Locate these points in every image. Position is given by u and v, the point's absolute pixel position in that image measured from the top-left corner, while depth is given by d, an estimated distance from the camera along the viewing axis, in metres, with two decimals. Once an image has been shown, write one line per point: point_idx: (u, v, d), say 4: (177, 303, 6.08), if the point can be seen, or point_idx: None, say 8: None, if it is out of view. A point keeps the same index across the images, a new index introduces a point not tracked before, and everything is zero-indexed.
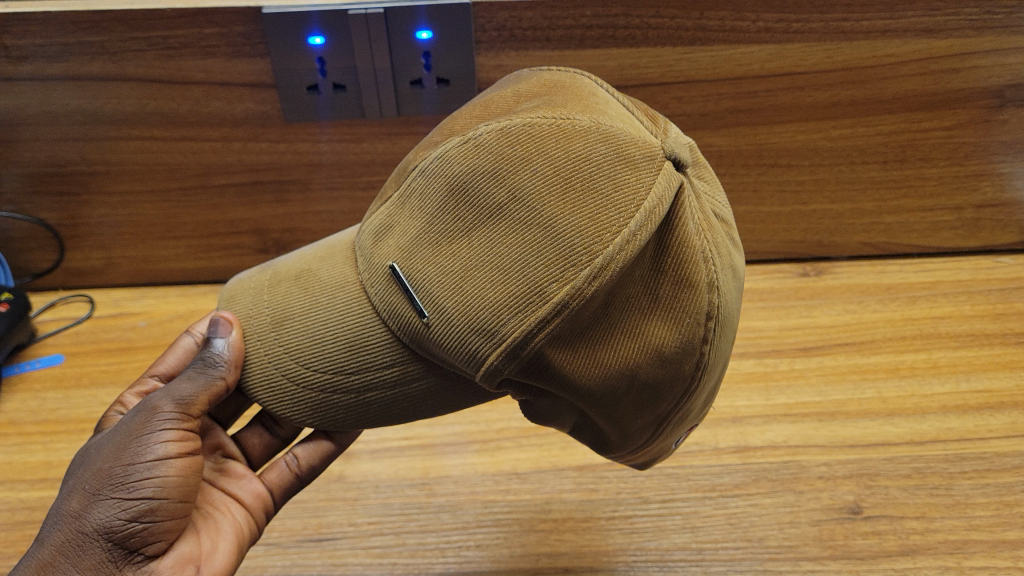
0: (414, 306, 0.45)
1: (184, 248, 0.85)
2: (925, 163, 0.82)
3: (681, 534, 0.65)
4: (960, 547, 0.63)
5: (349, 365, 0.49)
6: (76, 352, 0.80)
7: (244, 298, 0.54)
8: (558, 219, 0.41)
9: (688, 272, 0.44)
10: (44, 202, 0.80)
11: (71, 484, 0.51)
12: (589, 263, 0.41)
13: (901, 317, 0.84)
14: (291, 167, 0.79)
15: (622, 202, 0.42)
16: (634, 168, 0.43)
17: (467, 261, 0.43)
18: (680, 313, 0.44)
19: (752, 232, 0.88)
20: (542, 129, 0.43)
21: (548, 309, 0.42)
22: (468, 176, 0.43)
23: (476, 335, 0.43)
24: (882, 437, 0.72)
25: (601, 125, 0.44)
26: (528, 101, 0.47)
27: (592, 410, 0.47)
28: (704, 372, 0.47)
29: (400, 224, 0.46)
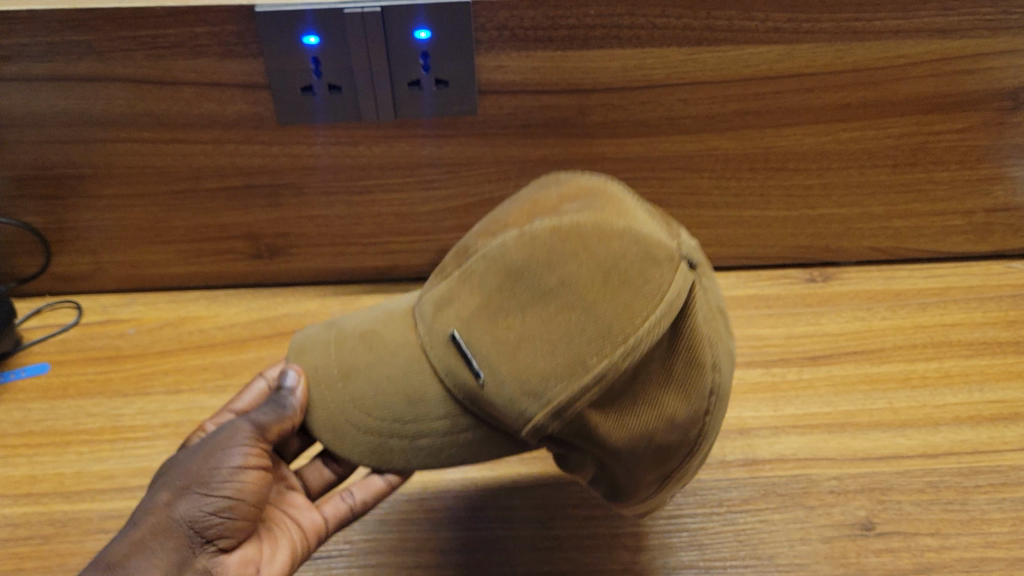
0: (471, 366, 0.48)
1: (175, 253, 0.82)
2: (936, 167, 0.80)
3: (688, 552, 0.63)
4: (976, 565, 0.61)
5: (402, 416, 0.51)
6: (63, 360, 0.77)
7: (311, 350, 0.55)
8: (599, 303, 0.45)
9: (700, 353, 0.47)
10: (30, 205, 0.77)
11: (158, 486, 0.52)
12: (624, 343, 0.45)
13: (912, 325, 0.81)
14: (285, 171, 0.76)
15: (655, 291, 0.46)
16: (664, 262, 0.47)
17: (521, 334, 0.46)
18: (693, 385, 0.47)
19: (758, 237, 0.85)
20: (589, 226, 0.47)
21: (586, 381, 0.45)
22: (524, 262, 0.47)
23: (525, 396, 0.46)
24: (893, 450, 0.70)
25: (637, 222, 0.48)
26: (575, 196, 0.51)
27: (616, 468, 0.50)
28: (710, 440, 0.50)
29: (461, 298, 0.49)
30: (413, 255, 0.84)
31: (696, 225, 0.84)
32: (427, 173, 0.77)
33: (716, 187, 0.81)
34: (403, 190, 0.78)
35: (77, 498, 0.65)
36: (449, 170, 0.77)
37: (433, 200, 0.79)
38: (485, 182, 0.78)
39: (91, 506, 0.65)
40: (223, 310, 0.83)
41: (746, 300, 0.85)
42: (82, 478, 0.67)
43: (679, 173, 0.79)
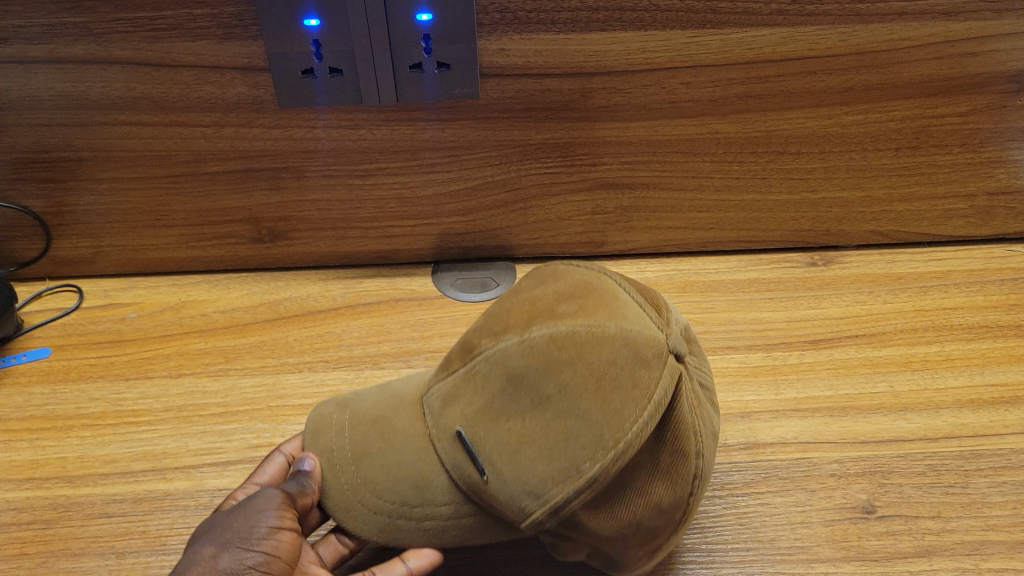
0: (476, 465, 0.50)
1: (175, 237, 0.82)
2: (938, 150, 0.80)
3: (690, 535, 0.63)
4: (977, 548, 0.61)
5: (412, 499, 0.52)
6: (64, 345, 0.77)
7: (325, 430, 0.57)
8: (591, 411, 0.48)
9: (680, 444, 0.50)
10: (29, 189, 0.77)
11: (192, 553, 0.50)
12: (613, 447, 0.47)
13: (913, 309, 0.82)
14: (286, 154, 0.76)
15: (641, 398, 0.48)
16: (650, 365, 0.49)
17: (520, 437, 0.49)
18: (675, 475, 0.50)
19: (760, 221, 0.85)
20: (582, 334, 0.49)
21: (581, 484, 0.47)
22: (523, 368, 0.49)
23: (526, 495, 0.48)
24: (895, 433, 0.70)
25: (625, 329, 0.50)
26: (567, 299, 0.52)
27: (603, 544, 0.53)
28: (690, 515, 0.53)
29: (467, 396, 0.51)
30: (414, 239, 0.84)
31: (697, 209, 0.84)
32: (429, 156, 0.77)
33: (718, 171, 0.81)
34: (404, 174, 0.78)
35: (80, 482, 0.65)
36: (451, 153, 0.77)
37: (434, 183, 0.79)
38: (486, 165, 0.78)
39: (94, 490, 0.65)
40: (224, 294, 0.83)
41: (747, 284, 0.85)
42: (85, 463, 0.67)
43: (680, 156, 0.79)
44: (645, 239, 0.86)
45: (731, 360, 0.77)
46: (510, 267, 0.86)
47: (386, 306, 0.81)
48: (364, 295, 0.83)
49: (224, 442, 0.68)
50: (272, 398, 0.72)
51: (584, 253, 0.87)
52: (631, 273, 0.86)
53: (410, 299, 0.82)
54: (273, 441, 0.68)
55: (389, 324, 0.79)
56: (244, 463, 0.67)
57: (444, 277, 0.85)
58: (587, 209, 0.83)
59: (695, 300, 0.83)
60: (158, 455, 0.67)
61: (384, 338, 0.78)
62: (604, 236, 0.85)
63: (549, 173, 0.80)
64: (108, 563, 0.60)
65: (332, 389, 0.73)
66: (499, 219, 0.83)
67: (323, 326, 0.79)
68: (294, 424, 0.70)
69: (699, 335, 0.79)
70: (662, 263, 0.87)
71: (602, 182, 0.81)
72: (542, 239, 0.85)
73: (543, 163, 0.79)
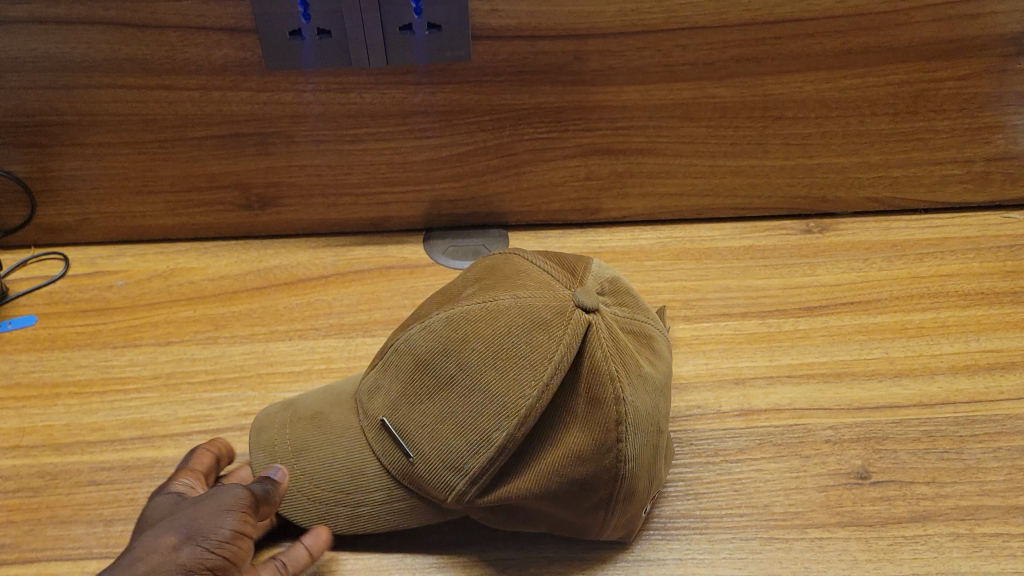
0: (401, 449, 0.54)
1: (162, 203, 0.80)
2: (936, 115, 0.79)
3: (684, 501, 0.63)
4: (972, 513, 0.61)
5: (347, 485, 0.56)
6: (51, 313, 0.76)
7: (269, 430, 0.61)
8: (490, 382, 0.51)
9: (592, 392, 0.51)
10: (13, 153, 0.75)
11: (140, 541, 0.48)
12: (516, 413, 0.50)
13: (909, 275, 0.81)
14: (275, 119, 0.75)
15: (538, 360, 0.50)
16: (546, 329, 0.51)
17: (433, 417, 0.52)
18: (590, 420, 0.51)
19: (755, 187, 0.84)
20: (472, 315, 0.53)
21: (491, 451, 0.50)
22: (429, 354, 0.54)
23: (448, 471, 0.52)
24: (889, 399, 0.70)
25: (520, 300, 0.53)
26: (472, 287, 0.57)
27: (544, 506, 0.54)
28: (635, 467, 0.52)
29: (386, 386, 0.56)
30: (405, 205, 0.83)
31: (692, 174, 0.82)
32: (420, 121, 0.76)
33: (713, 136, 0.79)
34: (395, 139, 0.77)
35: (67, 451, 0.65)
36: (442, 118, 0.76)
37: (425, 149, 0.78)
38: (478, 130, 0.77)
39: (82, 458, 0.64)
40: (212, 262, 0.82)
41: (742, 251, 0.84)
42: (72, 430, 0.66)
43: (675, 122, 0.78)
44: (639, 206, 0.85)
45: (726, 328, 0.76)
46: (503, 235, 0.85)
47: (377, 273, 0.80)
48: (355, 262, 0.82)
49: (213, 410, 0.68)
50: (261, 365, 0.71)
51: (577, 220, 0.86)
52: (625, 240, 0.85)
53: (402, 266, 0.81)
54: (263, 408, 0.68)
55: (379, 292, 0.78)
56: (233, 430, 0.66)
57: (436, 245, 0.84)
58: (580, 175, 0.82)
59: (690, 268, 0.82)
60: (147, 423, 0.67)
61: (375, 306, 0.77)
62: (598, 203, 0.84)
63: (542, 138, 0.78)
64: (96, 531, 0.59)
65: (323, 357, 0.72)
66: (491, 185, 0.82)
67: (313, 294, 0.78)
68: (283, 391, 0.69)
69: (693, 302, 0.78)
70: (656, 231, 0.86)
71: (595, 147, 0.80)
72: (535, 206, 0.84)
73: (535, 128, 0.78)
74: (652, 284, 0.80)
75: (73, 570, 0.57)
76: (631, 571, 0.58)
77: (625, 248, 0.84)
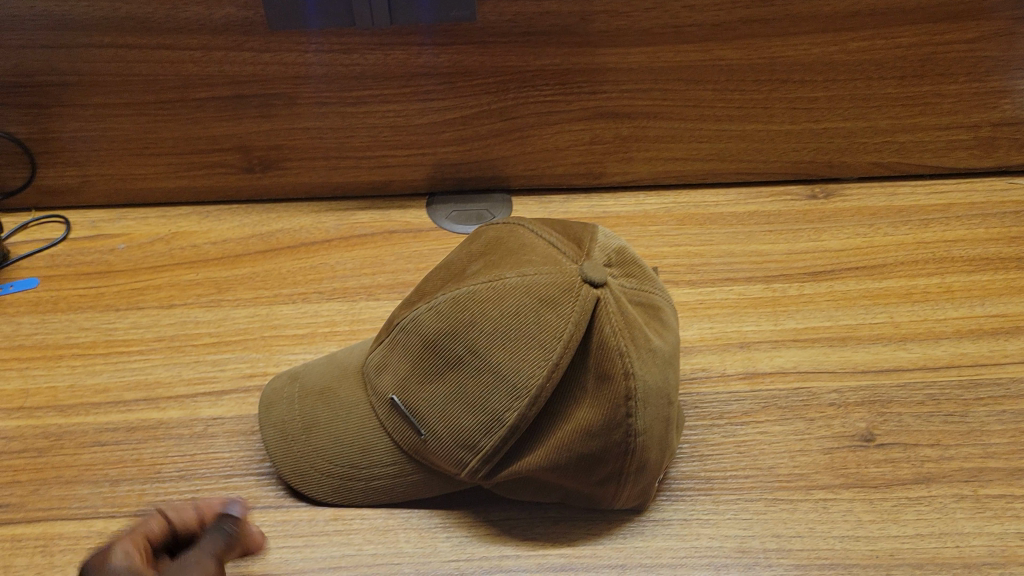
0: (412, 427, 0.54)
1: (164, 166, 0.80)
2: (944, 79, 0.79)
3: (689, 463, 0.63)
4: (976, 475, 0.61)
5: (360, 461, 0.57)
6: (52, 275, 0.76)
7: (279, 405, 0.61)
8: (499, 363, 0.51)
9: (602, 369, 0.51)
10: (13, 114, 0.75)
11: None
12: (526, 394, 0.50)
13: (915, 241, 0.81)
14: (277, 80, 0.74)
15: (546, 340, 0.50)
16: (554, 307, 0.51)
17: (443, 397, 0.53)
18: (599, 397, 0.51)
19: (761, 152, 0.83)
20: (479, 295, 0.52)
21: (503, 431, 0.51)
22: (435, 335, 0.53)
23: (461, 449, 0.53)
24: (893, 363, 0.70)
25: (527, 277, 0.52)
26: (477, 261, 0.55)
27: (555, 478, 0.55)
28: (645, 439, 0.53)
29: (393, 364, 0.56)
30: (408, 169, 0.82)
31: (697, 139, 0.82)
32: (424, 83, 0.75)
33: (719, 100, 0.79)
34: (399, 101, 0.76)
35: (72, 412, 0.65)
36: (447, 80, 0.75)
37: (429, 112, 0.77)
38: (482, 92, 0.76)
39: (87, 419, 0.65)
40: (215, 226, 0.81)
41: (747, 216, 0.83)
42: (76, 391, 0.66)
43: (681, 85, 0.77)
44: (643, 171, 0.84)
45: (731, 292, 0.76)
46: (506, 200, 0.84)
47: (380, 238, 0.80)
48: (358, 226, 0.81)
49: (218, 372, 0.68)
50: (265, 328, 0.71)
51: (581, 185, 0.85)
52: (629, 205, 0.84)
53: (405, 231, 0.81)
54: (267, 370, 0.68)
55: (383, 256, 0.78)
56: (239, 392, 0.67)
57: (439, 209, 0.83)
58: (585, 139, 0.81)
59: (694, 233, 0.81)
60: (152, 385, 0.67)
61: (378, 269, 0.77)
62: (602, 167, 0.84)
63: (547, 101, 0.78)
64: (103, 490, 0.60)
65: (327, 320, 0.72)
66: (495, 149, 0.81)
67: (316, 258, 0.78)
68: (288, 354, 0.69)
69: (698, 267, 0.78)
70: (661, 196, 0.85)
71: (600, 111, 0.79)
72: (539, 171, 0.83)
73: (540, 91, 0.77)
74: (657, 249, 0.79)
75: (79, 529, 0.58)
76: (637, 532, 0.58)
77: (629, 213, 0.83)
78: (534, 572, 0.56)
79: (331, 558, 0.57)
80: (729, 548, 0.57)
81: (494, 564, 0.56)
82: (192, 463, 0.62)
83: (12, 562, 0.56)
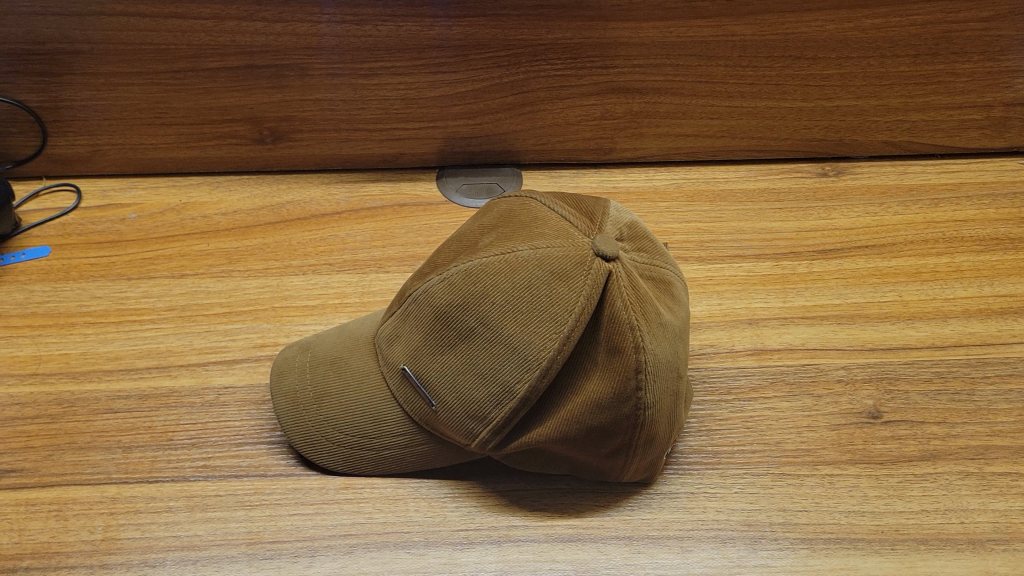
0: (423, 398, 0.55)
1: (175, 135, 0.79)
2: (957, 58, 0.78)
3: (697, 437, 0.63)
4: (982, 453, 0.62)
5: (370, 431, 0.58)
6: (64, 244, 0.76)
7: (289, 375, 0.61)
8: (511, 335, 0.51)
9: (613, 342, 0.51)
10: (24, 82, 0.75)
11: None
12: (537, 365, 0.51)
13: (925, 220, 0.81)
14: (289, 51, 0.74)
15: (558, 313, 0.51)
16: (566, 280, 0.51)
17: (454, 368, 0.53)
18: (609, 370, 0.51)
19: (772, 129, 0.83)
20: (491, 267, 0.52)
21: (514, 402, 0.52)
22: (447, 307, 0.53)
23: (471, 419, 0.53)
24: (902, 341, 0.70)
25: (539, 250, 0.52)
26: (489, 234, 0.55)
27: (564, 449, 0.55)
28: (654, 412, 0.53)
29: (404, 335, 0.56)
30: (418, 142, 0.82)
31: (709, 115, 0.82)
32: (436, 55, 0.75)
33: (732, 76, 0.78)
34: (411, 74, 0.76)
35: (84, 379, 0.65)
36: (459, 53, 0.75)
37: (441, 85, 0.77)
38: (494, 66, 0.76)
39: (100, 387, 0.65)
40: (225, 196, 0.81)
41: (757, 193, 0.83)
42: (88, 359, 0.67)
43: (694, 60, 0.77)
44: (654, 147, 0.84)
45: (740, 269, 0.76)
46: (517, 174, 0.84)
47: (390, 211, 0.80)
48: (368, 199, 0.81)
49: (229, 341, 0.69)
50: (275, 299, 0.72)
51: (591, 160, 0.85)
52: (639, 181, 0.84)
53: (415, 204, 0.81)
54: (278, 340, 0.69)
55: (393, 229, 0.78)
56: (249, 361, 0.67)
57: (449, 182, 0.83)
58: (596, 114, 0.81)
59: (704, 210, 0.81)
60: (163, 353, 0.67)
61: (389, 242, 0.77)
62: (612, 142, 0.84)
63: (559, 76, 0.78)
64: (115, 457, 0.61)
65: (337, 292, 0.72)
66: (506, 123, 0.81)
67: (326, 229, 0.78)
68: (298, 325, 0.70)
69: (707, 243, 0.78)
70: (671, 172, 0.85)
71: (612, 85, 0.79)
72: (549, 145, 0.83)
73: (552, 65, 0.77)
74: (667, 226, 0.79)
75: (92, 495, 0.59)
76: (644, 504, 0.59)
77: (639, 189, 0.83)
78: (543, 542, 0.57)
79: (341, 525, 0.57)
80: (736, 521, 0.58)
81: (503, 534, 0.57)
82: (204, 431, 0.63)
83: (27, 526, 0.57)
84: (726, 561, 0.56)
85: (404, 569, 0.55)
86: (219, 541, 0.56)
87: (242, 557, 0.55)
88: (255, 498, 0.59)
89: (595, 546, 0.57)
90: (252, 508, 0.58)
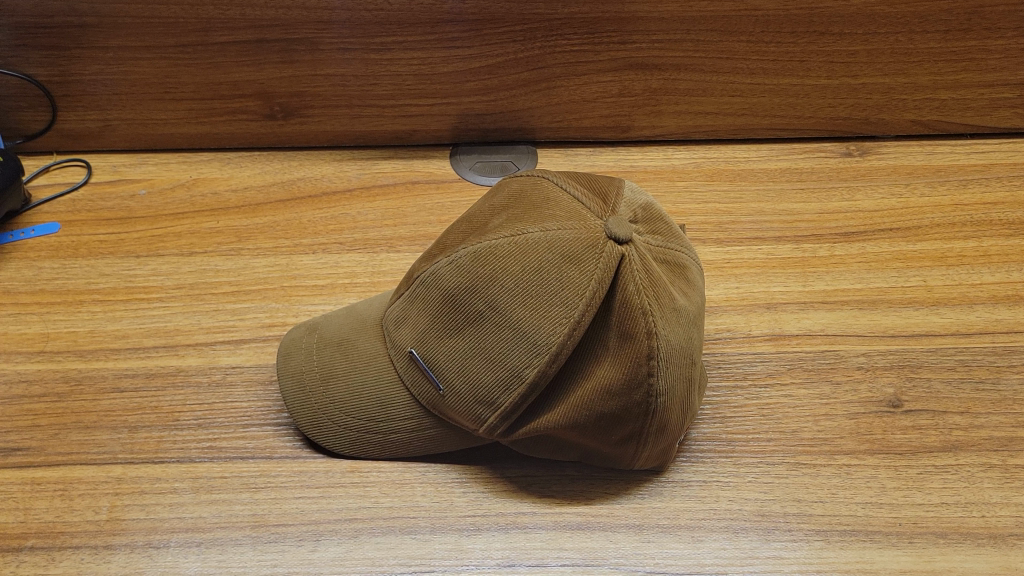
0: (430, 382, 0.54)
1: (185, 111, 0.78)
2: (989, 34, 0.76)
3: (711, 424, 0.62)
4: (1005, 444, 0.60)
5: (376, 414, 0.57)
6: (74, 221, 0.75)
7: (296, 356, 0.61)
8: (521, 319, 0.50)
9: (625, 328, 0.50)
10: (32, 56, 0.73)
11: None
12: (547, 350, 0.49)
13: (952, 202, 0.78)
14: (299, 24, 0.72)
15: (568, 297, 0.49)
16: (577, 264, 0.50)
17: (462, 352, 0.52)
18: (621, 356, 0.50)
19: (795, 107, 0.81)
20: (501, 250, 0.51)
21: (524, 387, 0.51)
22: (456, 289, 0.52)
23: (479, 404, 0.52)
24: (926, 328, 0.68)
25: (550, 232, 0.51)
26: (500, 215, 0.54)
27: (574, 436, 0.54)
28: (667, 399, 0.52)
29: (411, 317, 0.55)
30: (432, 118, 0.80)
31: (729, 92, 0.79)
32: (449, 30, 0.73)
33: (754, 52, 0.76)
34: (424, 49, 0.74)
35: (91, 357, 0.65)
36: (473, 27, 0.73)
37: (454, 60, 0.75)
38: (509, 40, 0.74)
39: (107, 365, 0.65)
40: (236, 173, 0.80)
41: (779, 173, 0.81)
42: (96, 337, 0.66)
43: (715, 36, 0.75)
44: (673, 125, 0.82)
45: (759, 252, 0.74)
46: (532, 152, 0.82)
47: (402, 189, 0.79)
48: (380, 176, 0.80)
49: (237, 320, 0.68)
50: (284, 279, 0.71)
51: (608, 138, 0.83)
52: (657, 160, 0.82)
53: (428, 181, 0.79)
54: (286, 320, 0.68)
55: (405, 208, 0.77)
56: (257, 341, 0.66)
57: (462, 160, 0.81)
58: (613, 91, 0.79)
59: (724, 190, 0.79)
60: (170, 332, 0.67)
61: (400, 221, 0.76)
62: (630, 120, 0.81)
63: (576, 51, 0.75)
64: (121, 436, 0.61)
65: (347, 272, 0.71)
66: (521, 99, 0.79)
67: (337, 208, 0.77)
68: (307, 305, 0.69)
69: (726, 225, 0.76)
70: (690, 150, 0.83)
71: (629, 62, 0.76)
72: (565, 122, 0.82)
73: (568, 40, 0.75)
74: (684, 206, 0.78)
75: (98, 475, 0.58)
76: (655, 492, 0.58)
77: (657, 167, 0.81)
78: (551, 530, 0.56)
79: (347, 509, 0.57)
80: (749, 511, 0.57)
81: (510, 520, 0.56)
82: (210, 411, 0.62)
83: (33, 505, 0.57)
84: (738, 552, 0.55)
85: (410, 555, 0.54)
86: (224, 524, 0.56)
87: (247, 540, 0.55)
88: (260, 481, 0.58)
89: (604, 534, 0.56)
90: (257, 491, 0.58)
